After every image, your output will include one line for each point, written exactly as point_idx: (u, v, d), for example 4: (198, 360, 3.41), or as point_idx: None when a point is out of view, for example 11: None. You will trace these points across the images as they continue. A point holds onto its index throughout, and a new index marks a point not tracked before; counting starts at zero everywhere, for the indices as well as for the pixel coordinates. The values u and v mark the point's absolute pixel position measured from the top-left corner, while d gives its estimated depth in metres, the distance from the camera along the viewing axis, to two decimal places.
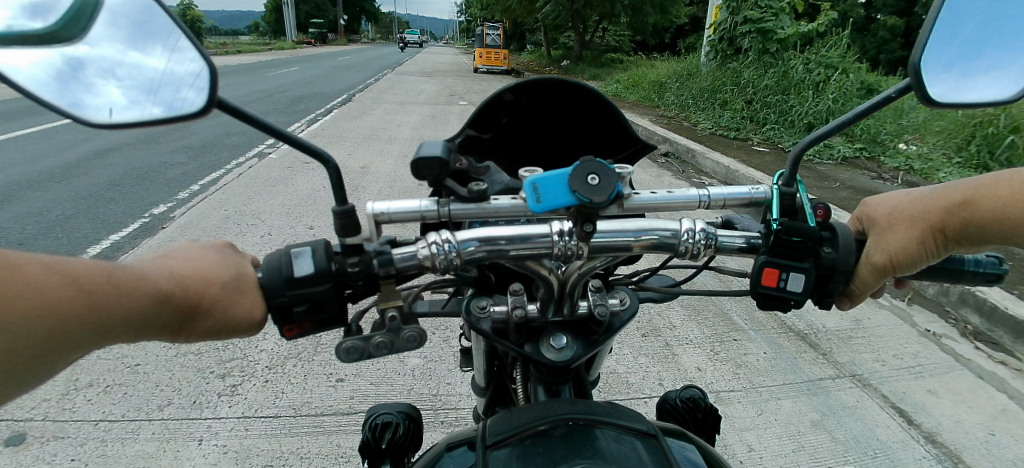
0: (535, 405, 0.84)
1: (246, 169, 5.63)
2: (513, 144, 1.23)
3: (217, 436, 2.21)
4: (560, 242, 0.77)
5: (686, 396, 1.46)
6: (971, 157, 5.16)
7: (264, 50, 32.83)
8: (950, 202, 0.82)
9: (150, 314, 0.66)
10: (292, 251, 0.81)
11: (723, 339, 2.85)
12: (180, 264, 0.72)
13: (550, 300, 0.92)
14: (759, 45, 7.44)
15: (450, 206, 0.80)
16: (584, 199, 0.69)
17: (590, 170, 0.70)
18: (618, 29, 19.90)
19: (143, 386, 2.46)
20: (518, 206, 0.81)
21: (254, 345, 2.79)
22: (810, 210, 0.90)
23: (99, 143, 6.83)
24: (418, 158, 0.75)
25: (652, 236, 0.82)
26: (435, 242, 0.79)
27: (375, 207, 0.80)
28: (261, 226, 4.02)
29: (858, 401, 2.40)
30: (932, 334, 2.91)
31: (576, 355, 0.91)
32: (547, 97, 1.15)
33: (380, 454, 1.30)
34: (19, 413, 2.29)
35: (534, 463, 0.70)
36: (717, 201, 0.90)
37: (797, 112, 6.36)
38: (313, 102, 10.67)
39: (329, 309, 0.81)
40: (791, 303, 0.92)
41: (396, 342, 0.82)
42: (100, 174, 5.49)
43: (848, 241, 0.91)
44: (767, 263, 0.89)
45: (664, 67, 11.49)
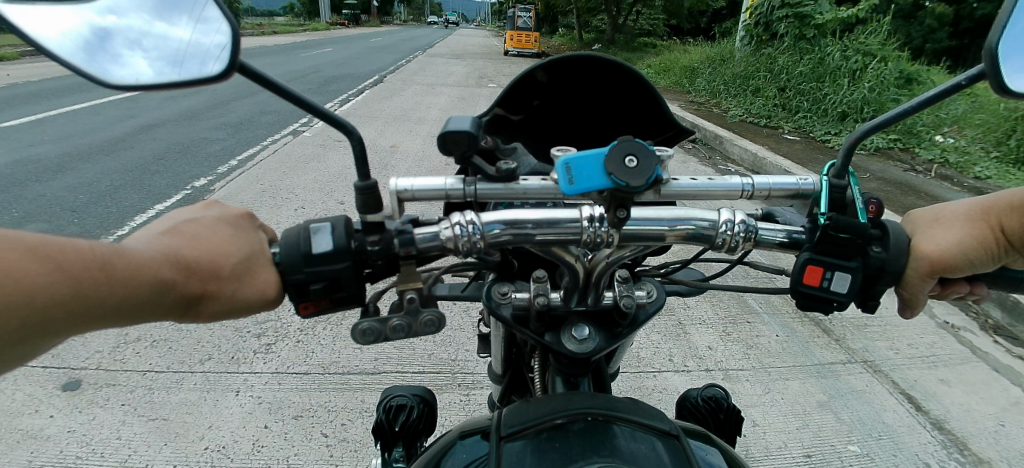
0: (553, 397, 0.87)
1: (280, 146, 5.82)
2: (543, 122, 1.26)
3: (253, 389, 2.35)
4: (589, 228, 0.78)
5: (709, 396, 1.49)
6: (1012, 151, 4.98)
7: (299, 31, 33.56)
8: (1006, 203, 0.80)
9: (150, 301, 0.63)
10: (311, 227, 0.81)
11: (738, 320, 2.86)
12: (191, 243, 0.70)
13: (575, 289, 0.94)
14: (795, 30, 7.21)
15: (476, 185, 0.85)
16: (620, 181, 0.69)
17: (628, 151, 0.70)
18: (651, 13, 19.48)
19: (186, 343, 2.63)
20: (546, 186, 0.84)
21: (285, 309, 2.93)
22: (862, 205, 0.86)
23: (144, 118, 7.15)
24: (446, 132, 0.79)
25: (688, 226, 0.82)
26: (458, 223, 0.80)
27: (399, 184, 0.85)
28: (294, 199, 4.18)
29: (867, 386, 2.38)
30: (951, 325, 2.85)
31: (597, 347, 0.95)
32: (580, 76, 1.17)
33: (393, 436, 1.39)
34: (76, 362, 2.48)
35: (549, 457, 0.73)
36: (760, 190, 0.89)
37: (832, 101, 6.17)
38: (343, 82, 10.85)
39: (346, 288, 0.81)
40: (833, 305, 0.87)
41: (414, 325, 0.83)
42: (146, 148, 5.76)
43: (900, 242, 0.85)
44: (810, 261, 0.84)
45: (697, 52, 11.24)
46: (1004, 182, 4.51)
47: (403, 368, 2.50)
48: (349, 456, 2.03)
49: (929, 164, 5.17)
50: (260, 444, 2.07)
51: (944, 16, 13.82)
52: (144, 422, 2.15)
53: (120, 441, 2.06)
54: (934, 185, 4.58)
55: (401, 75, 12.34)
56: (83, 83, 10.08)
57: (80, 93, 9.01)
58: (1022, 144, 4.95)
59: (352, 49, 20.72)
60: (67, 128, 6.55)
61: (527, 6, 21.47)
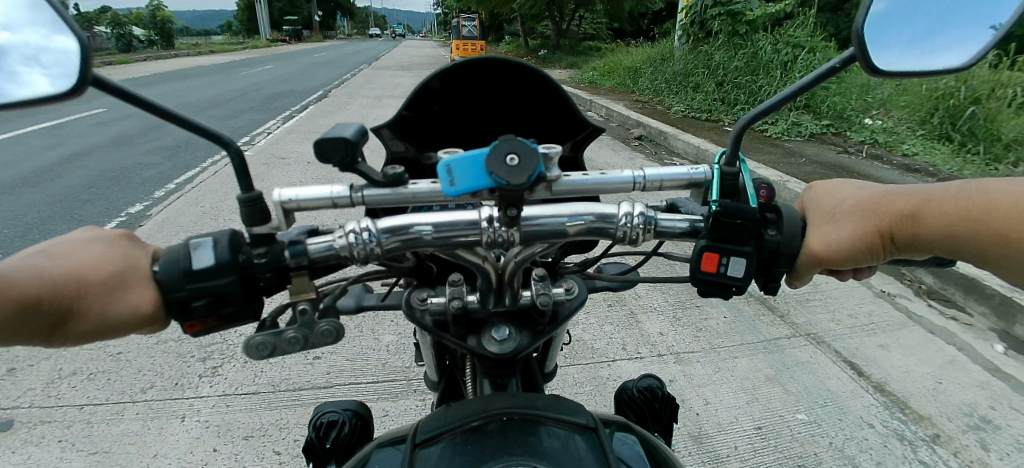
0: (475, 400, 0.86)
1: (222, 166, 5.61)
2: (451, 132, 1.26)
3: (200, 413, 2.26)
4: (488, 229, 0.79)
5: (644, 386, 1.52)
6: (933, 129, 5.38)
7: (238, 50, 32.47)
8: (898, 208, 0.78)
9: (12, 319, 0.63)
10: (191, 242, 0.76)
11: (688, 305, 2.96)
12: (65, 261, 0.69)
13: (491, 290, 0.96)
14: (728, 27, 7.55)
15: (363, 191, 0.80)
16: (501, 181, 0.68)
17: (508, 149, 0.68)
18: (594, 17, 19.95)
19: (127, 372, 2.50)
20: (436, 190, 0.82)
21: (233, 330, 2.82)
22: (753, 191, 0.91)
23: (72, 145, 6.75)
24: (322, 138, 0.75)
25: (580, 222, 0.81)
26: (353, 232, 0.79)
27: (283, 194, 0.80)
28: (240, 220, 4.04)
29: (810, 357, 2.51)
30: (887, 294, 3.05)
31: (520, 345, 0.95)
32: (482, 84, 1.20)
33: (325, 453, 1.34)
34: (4, 401, 2.31)
35: (462, 461, 0.73)
36: (651, 181, 0.91)
37: (767, 92, 6.50)
38: (287, 99, 10.56)
39: (235, 303, 0.76)
40: (733, 289, 0.89)
41: (310, 337, 0.80)
42: (74, 176, 5.42)
43: (794, 224, 0.88)
44: (706, 248, 0.85)
45: (639, 53, 11.59)
46: (928, 158, 4.86)
47: (359, 380, 2.46)
48: None
49: (859, 146, 5.51)
50: None
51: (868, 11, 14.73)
52: (84, 457, 2.03)
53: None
54: (862, 165, 4.88)
55: (348, 89, 12.14)
56: None
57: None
58: (942, 121, 5.35)
59: (297, 65, 20.23)
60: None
61: (472, 16, 21.59)
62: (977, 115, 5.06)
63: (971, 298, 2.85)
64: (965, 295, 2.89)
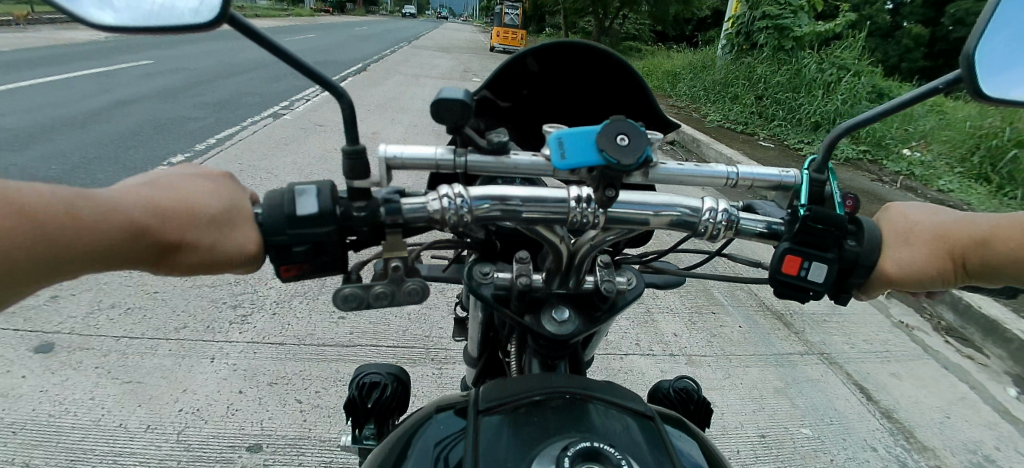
0: (530, 377, 0.91)
1: (261, 127, 5.74)
2: (530, 113, 1.32)
3: (228, 356, 2.36)
4: (576, 208, 0.82)
5: (680, 387, 1.53)
6: (973, 168, 5.23)
7: (282, 15, 32.96)
8: (971, 235, 0.82)
9: (122, 249, 0.66)
10: (296, 189, 0.82)
11: (705, 311, 2.95)
12: (163, 196, 0.72)
13: (557, 272, 0.97)
14: (774, 41, 7.39)
15: (467, 157, 0.91)
16: (611, 159, 0.75)
17: (619, 130, 0.76)
18: (638, 17, 19.56)
19: (161, 311, 2.62)
20: (536, 163, 0.91)
21: (263, 282, 2.94)
22: (840, 200, 0.94)
23: (120, 92, 6.98)
24: (439, 99, 0.86)
25: (671, 213, 0.87)
26: (448, 196, 0.84)
27: (388, 152, 0.91)
28: (273, 180, 4.15)
29: (821, 375, 2.50)
30: (905, 325, 3.00)
31: (576, 330, 1.00)
32: (570, 67, 1.24)
33: (366, 412, 1.41)
34: (48, 325, 2.45)
35: (527, 429, 0.77)
36: (742, 179, 0.96)
37: (806, 110, 6.37)
38: (325, 69, 10.71)
39: (330, 252, 0.83)
40: (810, 294, 0.90)
41: (397, 292, 0.86)
42: (120, 122, 5.61)
43: (874, 237, 0.87)
44: (789, 251, 0.87)
45: (680, 58, 11.40)
46: (965, 196, 4.74)
47: (376, 342, 2.53)
48: (322, 422, 2.06)
49: (894, 176, 5.38)
50: (234, 409, 2.08)
51: (921, 38, 14.16)
52: (118, 384, 2.14)
53: (93, 401, 2.05)
54: (897, 194, 4.78)
55: (386, 65, 12.22)
56: (53, 55, 9.70)
57: (51, 65, 8.69)
58: (983, 161, 5.20)
59: (337, 36, 20.42)
60: (39, 99, 6.37)
61: (515, 6, 21.50)
62: (1020, 158, 4.91)
63: (990, 340, 2.79)
64: (984, 336, 2.83)
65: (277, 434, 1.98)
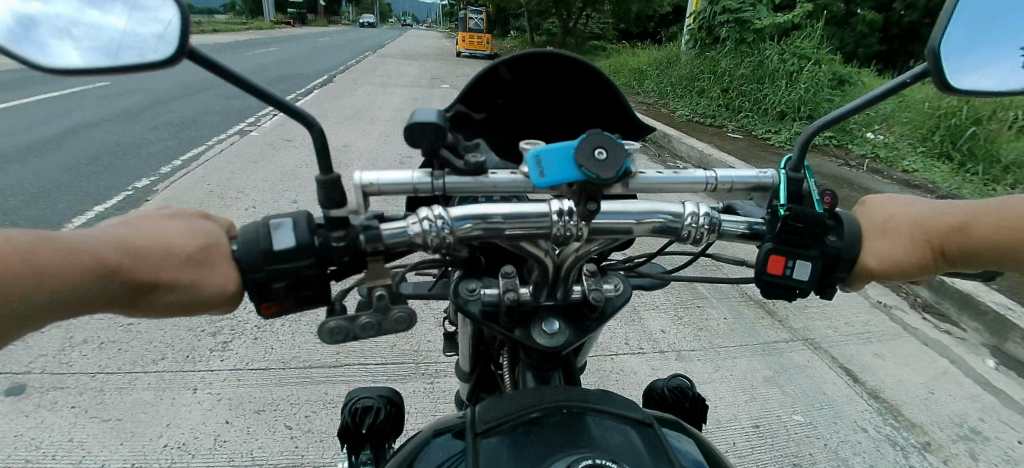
0: (526, 394, 0.94)
1: (228, 145, 5.60)
2: (507, 123, 1.39)
3: (211, 386, 2.28)
4: (561, 221, 0.92)
5: (674, 386, 1.57)
6: (935, 146, 5.44)
7: (242, 30, 32.29)
8: (946, 224, 0.86)
9: (97, 287, 0.71)
10: (272, 223, 0.92)
11: (690, 304, 2.99)
12: (140, 237, 0.78)
13: (545, 284, 1.07)
14: (736, 34, 7.57)
15: (445, 179, 0.97)
16: (592, 173, 0.87)
17: (597, 146, 0.87)
18: (602, 16, 19.75)
19: (137, 343, 2.52)
20: (516, 179, 0.96)
21: (242, 306, 2.86)
22: (819, 198, 0.97)
23: (75, 116, 6.71)
24: (411, 126, 0.93)
25: (653, 220, 1.00)
26: (428, 219, 0.94)
27: (366, 178, 0.95)
28: (245, 199, 4.04)
29: (808, 361, 2.56)
30: (883, 305, 3.09)
31: (566, 340, 1.11)
32: (542, 72, 1.29)
33: (360, 439, 1.42)
34: (17, 366, 2.33)
35: (530, 451, 0.79)
36: (722, 183, 1.02)
37: (771, 101, 6.54)
38: (290, 82, 10.50)
39: (310, 283, 0.94)
40: (797, 293, 0.99)
41: (385, 321, 0.98)
42: (78, 148, 5.39)
43: (853, 231, 0.96)
44: (773, 253, 0.96)
45: (646, 55, 11.57)
46: (929, 175, 4.92)
47: (365, 360, 2.49)
48: (315, 448, 2.01)
49: (860, 159, 5.57)
50: (222, 441, 2.01)
51: (875, 25, 14.63)
52: (96, 423, 2.05)
53: (72, 443, 1.96)
54: (864, 178, 4.93)
55: (353, 75, 12.06)
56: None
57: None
58: (943, 140, 5.42)
59: (299, 48, 20.03)
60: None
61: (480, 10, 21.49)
62: (978, 136, 5.12)
63: (965, 313, 2.90)
64: (959, 310, 2.94)
65: (269, 464, 1.93)
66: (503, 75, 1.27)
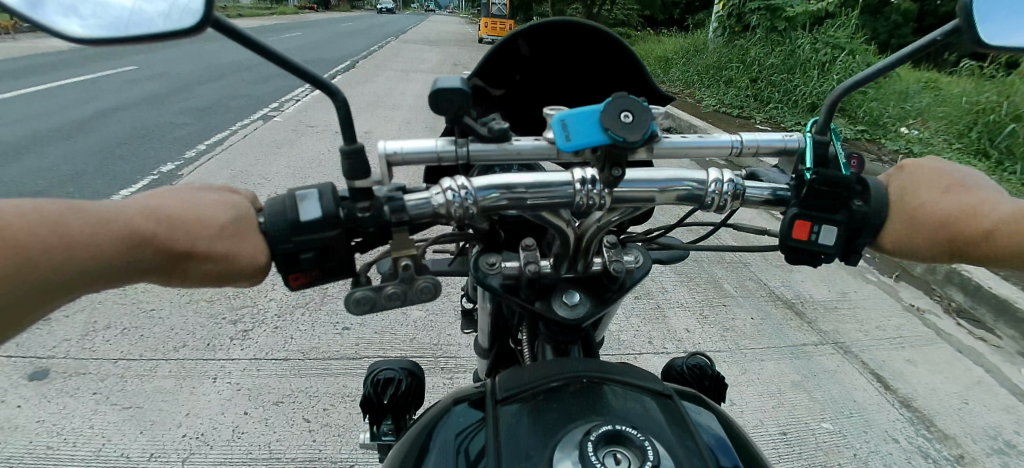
0: (547, 363, 0.92)
1: (252, 130, 5.66)
2: (526, 99, 1.40)
3: (231, 375, 2.32)
4: (582, 189, 0.84)
5: (693, 364, 1.50)
6: (971, 143, 5.21)
7: (267, 14, 32.65)
8: (974, 230, 0.81)
9: (129, 259, 0.68)
10: (297, 194, 0.85)
11: (712, 304, 2.93)
12: (171, 206, 0.75)
13: (565, 256, 0.99)
14: (767, 22, 7.33)
15: (469, 147, 0.90)
16: (617, 137, 0.77)
17: (623, 107, 0.78)
18: (626, 3, 19.37)
19: (159, 330, 2.58)
20: (539, 147, 0.90)
21: (263, 295, 2.89)
22: (845, 161, 0.96)
23: (104, 100, 6.84)
24: (438, 91, 0.84)
25: (682, 187, 0.89)
26: (452, 189, 0.85)
27: (389, 147, 0.89)
28: (268, 185, 4.08)
29: (838, 366, 2.49)
30: (916, 309, 2.99)
31: (586, 313, 1.03)
32: (560, 45, 1.32)
33: (382, 409, 1.38)
34: (42, 349, 2.41)
35: (549, 416, 0.78)
36: (750, 146, 0.95)
37: (802, 92, 6.32)
38: (313, 68, 10.56)
39: (336, 256, 0.87)
40: (821, 258, 0.93)
41: (409, 293, 0.91)
42: (105, 132, 5.50)
43: (881, 199, 0.89)
44: (798, 216, 0.90)
45: (672, 43, 11.30)
46: None
47: (384, 352, 2.50)
48: (332, 442, 2.02)
49: (893, 155, 5.37)
50: (241, 431, 2.05)
51: (911, 14, 14.05)
52: (118, 410, 2.10)
53: (93, 430, 2.01)
54: None
55: (375, 61, 12.06)
56: (33, 65, 9.50)
57: (32, 75, 8.52)
58: (981, 136, 5.18)
59: (321, 34, 20.12)
60: (23, 110, 6.25)
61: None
62: (1018, 133, 4.89)
63: (1002, 320, 2.79)
64: (995, 316, 2.83)
65: (286, 457, 1.95)
66: (522, 49, 1.29)
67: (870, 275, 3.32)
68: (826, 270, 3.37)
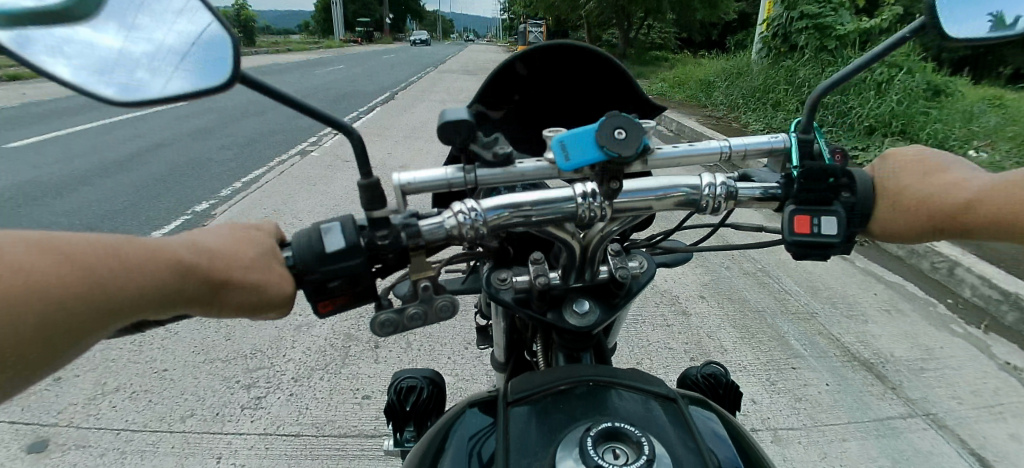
0: (557, 370, 1.08)
1: (288, 166, 5.78)
2: (527, 116, 1.55)
3: (236, 454, 2.30)
4: (583, 203, 1.01)
5: (708, 373, 1.71)
6: None
7: (315, 48, 34.38)
8: (954, 203, 0.91)
9: (173, 287, 0.74)
10: (321, 229, 1.03)
11: (774, 367, 2.72)
12: (204, 241, 0.83)
13: (572, 266, 1.17)
14: (816, 42, 6.99)
15: (476, 172, 1.04)
16: (611, 151, 0.94)
17: (616, 126, 0.94)
18: (664, 27, 19.21)
19: (167, 395, 2.63)
20: (540, 167, 1.05)
21: (279, 355, 2.95)
22: (827, 155, 1.10)
23: (151, 136, 7.20)
24: (448, 122, 1.01)
25: (678, 193, 1.06)
26: (462, 212, 1.03)
27: (401, 178, 1.03)
28: (300, 223, 4.11)
29: (933, 447, 2.22)
30: (1012, 367, 2.66)
31: (596, 318, 1.21)
32: (555, 65, 1.46)
33: (404, 415, 1.65)
34: (44, 417, 2.45)
35: (558, 416, 0.93)
36: (736, 150, 1.09)
37: (855, 114, 5.92)
38: (353, 100, 10.86)
39: (362, 281, 1.02)
40: (829, 248, 1.06)
41: (430, 311, 1.06)
42: (147, 168, 5.76)
43: (866, 188, 1.04)
44: (798, 213, 1.03)
45: (714, 65, 11.03)
46: None
47: None
48: None
49: None
50: None
51: None
52: None
53: None
54: None
55: (414, 92, 12.32)
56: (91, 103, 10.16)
57: (87, 113, 9.10)
58: None
59: (361, 66, 20.74)
60: (82, 149, 6.64)
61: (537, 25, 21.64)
62: None
63: None
64: None
65: None
66: (520, 70, 1.44)
67: (955, 327, 3.01)
68: (906, 322, 3.06)
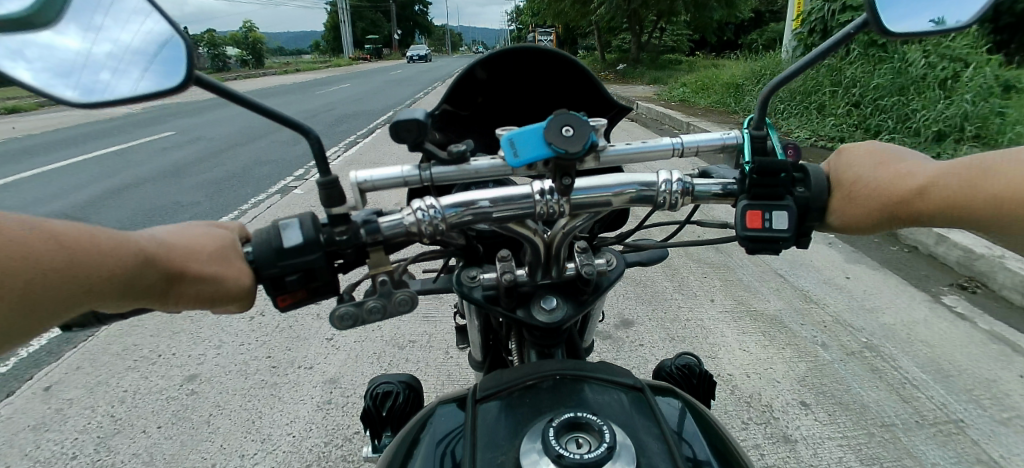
0: (525, 366, 1.02)
1: (266, 207, 5.39)
2: (490, 118, 1.48)
3: None
4: (542, 200, 0.94)
5: (682, 365, 1.61)
6: None
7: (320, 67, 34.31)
8: (908, 189, 0.86)
9: (138, 277, 0.73)
10: (281, 224, 0.96)
11: (852, 403, 2.33)
12: (172, 238, 0.83)
13: (539, 264, 1.12)
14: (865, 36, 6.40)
15: (432, 170, 0.98)
16: (560, 148, 0.85)
17: (565, 122, 0.86)
18: (676, 27, 18.62)
19: None
20: (495, 165, 0.98)
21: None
22: (782, 151, 1.03)
23: (129, 176, 6.88)
24: (398, 123, 0.92)
25: (631, 189, 0.97)
26: (420, 209, 0.95)
27: (359, 175, 0.98)
28: None
29: None
30: None
31: (566, 315, 1.14)
32: (516, 68, 1.39)
33: (381, 421, 1.54)
34: None
35: (523, 410, 0.89)
36: (690, 146, 1.04)
37: (922, 117, 5.24)
38: (353, 122, 10.55)
39: (320, 277, 0.95)
40: (780, 244, 0.99)
41: (388, 306, 0.98)
42: (117, 213, 5.41)
43: (820, 182, 0.99)
44: (750, 206, 0.98)
45: (740, 67, 10.44)
46: None
47: None
48: None
49: None
50: None
51: None
52: None
53: None
54: None
55: None
56: (76, 138, 9.90)
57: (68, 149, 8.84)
58: None
59: (369, 84, 20.46)
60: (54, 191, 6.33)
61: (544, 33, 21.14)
62: None
63: None
64: None
65: None
66: (481, 75, 1.35)
67: None
68: None
